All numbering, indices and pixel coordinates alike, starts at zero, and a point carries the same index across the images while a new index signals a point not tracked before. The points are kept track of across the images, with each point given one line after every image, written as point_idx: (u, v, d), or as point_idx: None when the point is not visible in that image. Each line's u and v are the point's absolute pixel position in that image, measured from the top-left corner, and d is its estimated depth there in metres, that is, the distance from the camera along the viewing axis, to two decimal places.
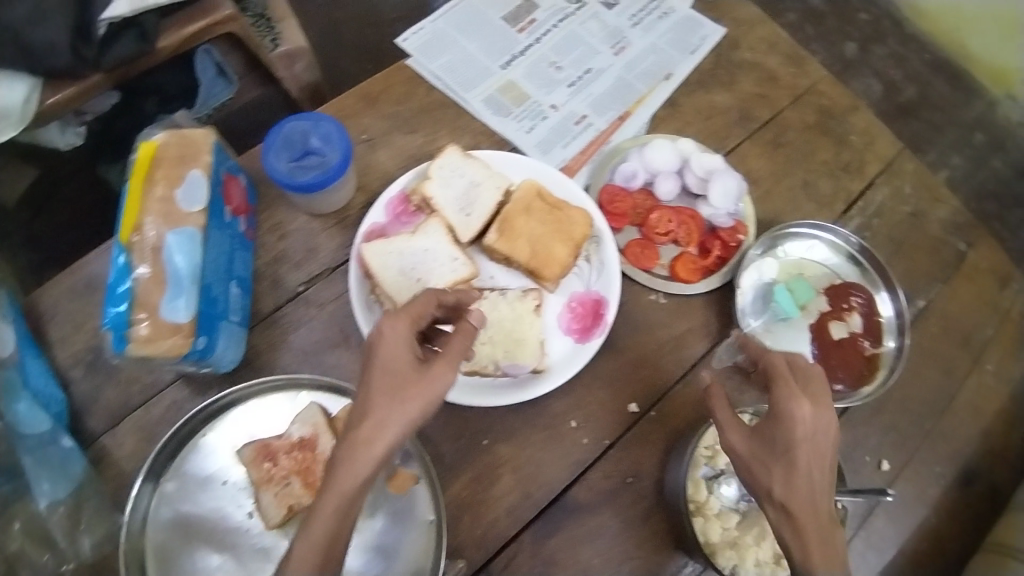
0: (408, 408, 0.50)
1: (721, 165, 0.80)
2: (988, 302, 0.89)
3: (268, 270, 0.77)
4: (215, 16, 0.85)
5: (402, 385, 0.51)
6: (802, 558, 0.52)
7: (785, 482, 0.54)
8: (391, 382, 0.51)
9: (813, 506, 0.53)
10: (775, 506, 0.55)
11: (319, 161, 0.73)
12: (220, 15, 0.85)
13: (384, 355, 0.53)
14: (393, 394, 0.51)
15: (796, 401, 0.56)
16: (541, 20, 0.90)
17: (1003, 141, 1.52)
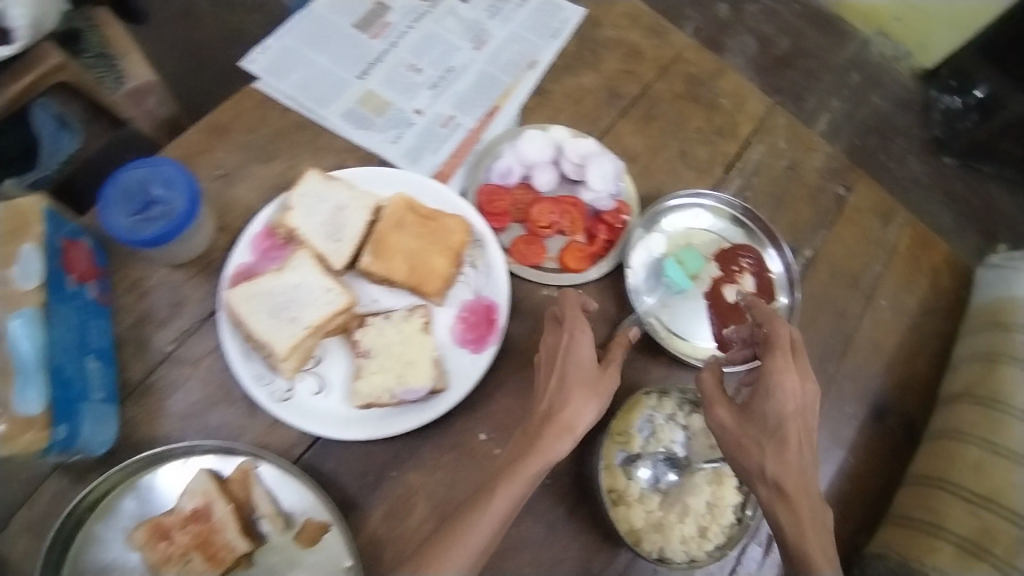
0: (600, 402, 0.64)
1: (596, 148, 0.79)
2: (873, 240, 0.91)
3: (132, 334, 0.71)
4: (43, 69, 0.78)
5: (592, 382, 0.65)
6: (797, 535, 0.56)
7: (777, 458, 0.58)
8: (585, 379, 0.65)
9: (802, 481, 0.58)
10: (766, 484, 0.59)
11: (164, 210, 0.67)
12: (48, 67, 0.78)
13: (576, 358, 0.66)
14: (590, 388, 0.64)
15: (785, 373, 0.60)
16: (394, 23, 0.86)
17: (878, 79, 1.59)
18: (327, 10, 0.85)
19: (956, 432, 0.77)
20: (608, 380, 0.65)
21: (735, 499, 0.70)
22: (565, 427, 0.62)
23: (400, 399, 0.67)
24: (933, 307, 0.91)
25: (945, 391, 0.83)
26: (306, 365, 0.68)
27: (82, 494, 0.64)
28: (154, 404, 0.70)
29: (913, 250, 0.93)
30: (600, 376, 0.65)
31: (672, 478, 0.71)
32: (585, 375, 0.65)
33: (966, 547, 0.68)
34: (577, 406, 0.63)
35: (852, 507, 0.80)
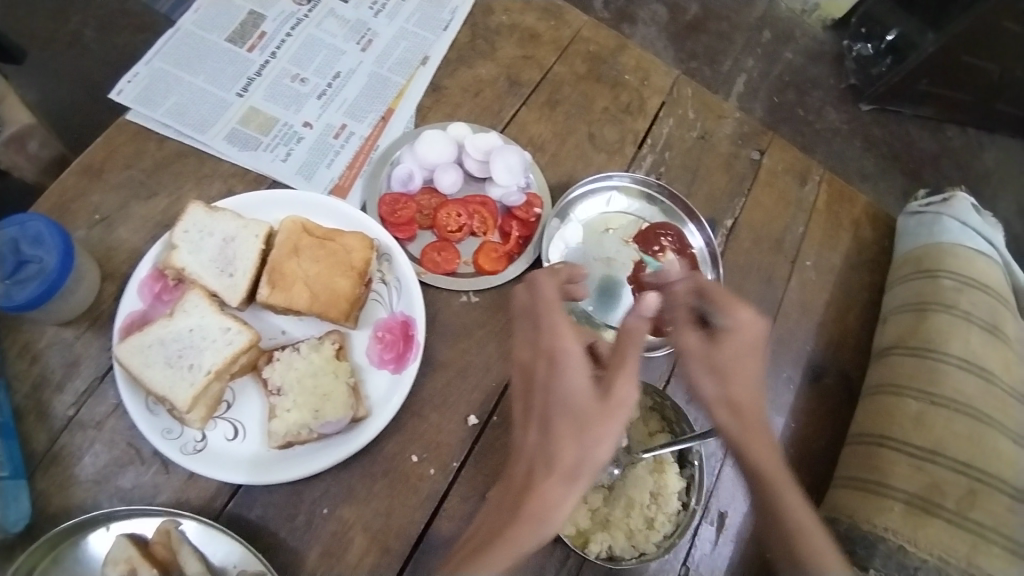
0: (602, 444, 0.51)
1: (498, 142, 0.77)
2: (791, 200, 0.91)
3: (30, 402, 0.65)
4: None
5: (588, 424, 0.52)
6: (751, 455, 0.56)
7: (719, 387, 0.57)
8: (578, 419, 0.52)
9: (755, 403, 0.57)
10: (723, 411, 0.57)
11: (37, 269, 0.61)
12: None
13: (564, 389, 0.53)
14: (583, 433, 0.51)
15: (682, 333, 0.59)
16: (271, 32, 0.81)
17: (789, 35, 1.60)
18: (197, 26, 0.80)
19: (893, 385, 0.77)
20: (611, 412, 0.52)
21: (679, 485, 0.69)
22: (551, 494, 0.51)
23: (321, 433, 0.63)
24: (858, 260, 0.92)
25: (877, 344, 0.84)
26: (217, 411, 0.63)
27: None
28: (62, 473, 0.63)
29: (832, 206, 0.93)
30: (596, 409, 0.52)
31: (615, 472, 0.69)
32: (574, 418, 0.52)
33: (916, 502, 0.68)
34: (570, 457, 0.51)
35: (798, 472, 0.79)
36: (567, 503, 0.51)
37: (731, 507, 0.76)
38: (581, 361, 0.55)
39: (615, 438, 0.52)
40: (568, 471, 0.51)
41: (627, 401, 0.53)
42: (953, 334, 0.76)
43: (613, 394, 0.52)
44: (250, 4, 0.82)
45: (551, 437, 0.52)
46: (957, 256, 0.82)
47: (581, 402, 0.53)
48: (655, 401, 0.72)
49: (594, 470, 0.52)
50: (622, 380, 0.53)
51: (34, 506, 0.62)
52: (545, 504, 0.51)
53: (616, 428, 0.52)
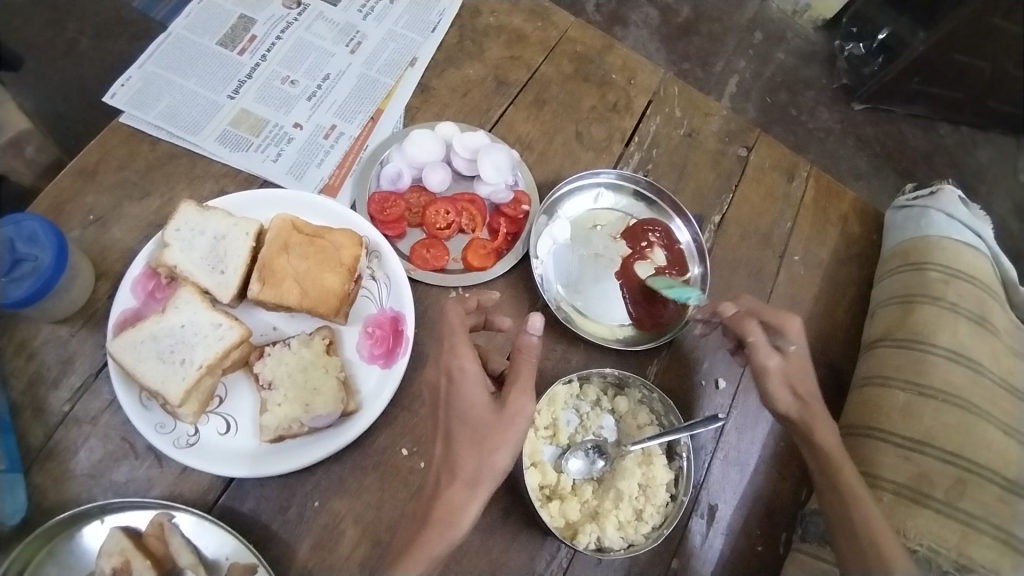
0: (497, 453, 0.57)
1: (486, 141, 0.78)
2: (779, 195, 0.92)
3: (26, 399, 0.66)
4: None
5: (485, 434, 0.58)
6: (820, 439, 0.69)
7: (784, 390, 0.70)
8: (474, 432, 0.58)
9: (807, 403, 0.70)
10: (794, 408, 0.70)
11: (31, 267, 0.63)
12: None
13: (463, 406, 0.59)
14: (482, 444, 0.57)
15: (767, 356, 0.70)
16: (262, 36, 0.83)
17: (780, 35, 1.62)
18: (189, 30, 0.81)
19: (879, 376, 0.78)
20: (506, 423, 0.58)
21: (667, 477, 0.69)
22: (456, 501, 0.57)
23: (311, 427, 0.64)
24: (847, 255, 0.92)
25: (866, 337, 0.84)
26: (209, 406, 0.64)
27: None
28: (58, 468, 0.64)
29: (819, 201, 0.94)
30: (492, 421, 0.58)
31: (601, 465, 0.70)
32: (473, 431, 0.58)
33: (905, 491, 0.68)
34: (472, 466, 0.57)
35: (789, 464, 0.79)
36: (470, 508, 0.57)
37: (721, 499, 0.76)
38: (478, 377, 0.60)
39: (512, 446, 0.58)
40: (470, 478, 0.57)
41: (521, 412, 0.59)
42: (940, 326, 0.76)
43: (507, 407, 0.58)
44: (240, 9, 0.84)
45: (453, 448, 0.58)
46: (944, 249, 0.82)
47: (477, 415, 0.58)
48: (644, 394, 0.72)
49: (494, 477, 0.58)
50: (516, 393, 0.59)
51: (30, 500, 0.63)
52: (450, 509, 0.57)
53: (512, 437, 0.58)
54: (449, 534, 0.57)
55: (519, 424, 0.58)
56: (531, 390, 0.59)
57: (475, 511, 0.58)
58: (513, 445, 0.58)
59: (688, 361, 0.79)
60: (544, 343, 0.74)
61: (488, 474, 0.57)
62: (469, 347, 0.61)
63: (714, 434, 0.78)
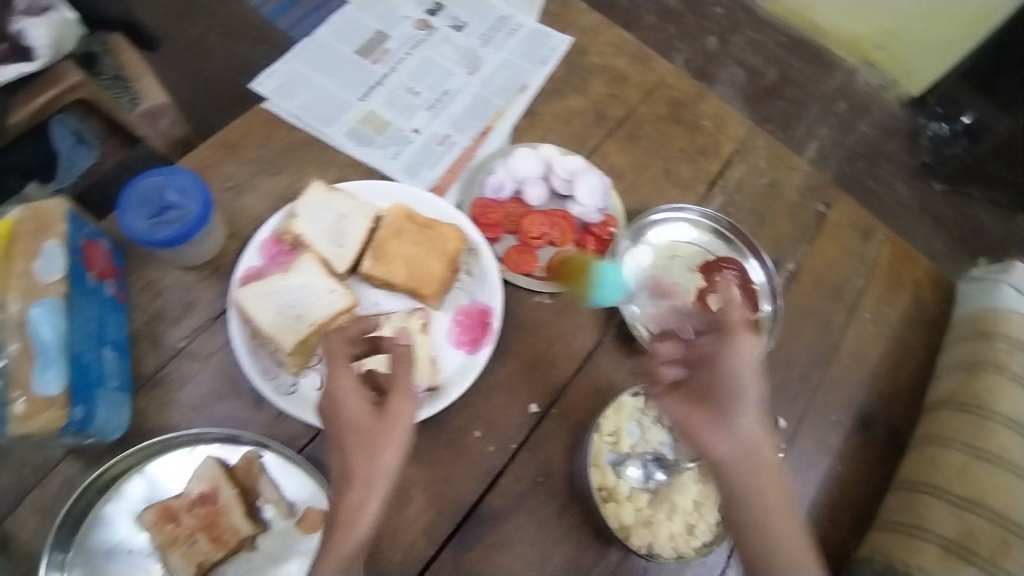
0: (388, 450, 0.57)
1: (583, 164, 0.85)
2: (852, 253, 0.95)
3: (146, 330, 0.76)
4: (66, 84, 0.90)
5: (373, 436, 0.57)
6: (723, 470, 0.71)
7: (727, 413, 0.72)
8: (361, 435, 0.57)
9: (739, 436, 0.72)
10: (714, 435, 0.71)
11: (178, 215, 0.71)
12: (70, 82, 0.91)
13: (346, 415, 0.59)
14: (369, 444, 0.57)
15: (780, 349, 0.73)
16: (393, 50, 0.93)
17: (866, 107, 1.64)
18: (332, 38, 0.92)
19: (940, 438, 0.79)
20: (396, 419, 0.59)
21: (722, 498, 0.72)
22: (358, 501, 0.55)
23: None
24: (915, 319, 0.94)
25: (930, 399, 0.86)
26: (311, 362, 0.72)
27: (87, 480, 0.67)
28: (165, 396, 0.73)
29: (893, 265, 0.96)
30: (373, 424, 0.58)
31: (661, 477, 0.73)
32: (359, 434, 0.58)
33: (949, 546, 0.70)
34: (370, 462, 0.56)
35: (837, 513, 0.81)
36: (370, 506, 0.55)
37: None
38: (356, 389, 0.61)
39: (400, 445, 0.58)
40: (365, 478, 0.56)
41: (404, 411, 0.59)
42: (1004, 395, 0.78)
43: (388, 409, 0.59)
44: (377, 25, 0.95)
45: (346, 455, 0.57)
46: (1016, 322, 0.84)
47: (356, 422, 0.58)
48: (707, 417, 0.75)
49: (389, 475, 0.56)
50: (397, 396, 0.60)
51: (135, 419, 0.72)
52: (351, 509, 0.55)
53: (396, 438, 0.58)
54: (354, 535, 0.53)
55: (405, 422, 0.59)
56: (410, 392, 0.61)
57: (374, 513, 0.55)
58: (400, 444, 0.58)
59: None
60: (614, 357, 0.79)
61: (382, 473, 0.56)
62: (346, 365, 0.62)
63: (769, 470, 0.80)
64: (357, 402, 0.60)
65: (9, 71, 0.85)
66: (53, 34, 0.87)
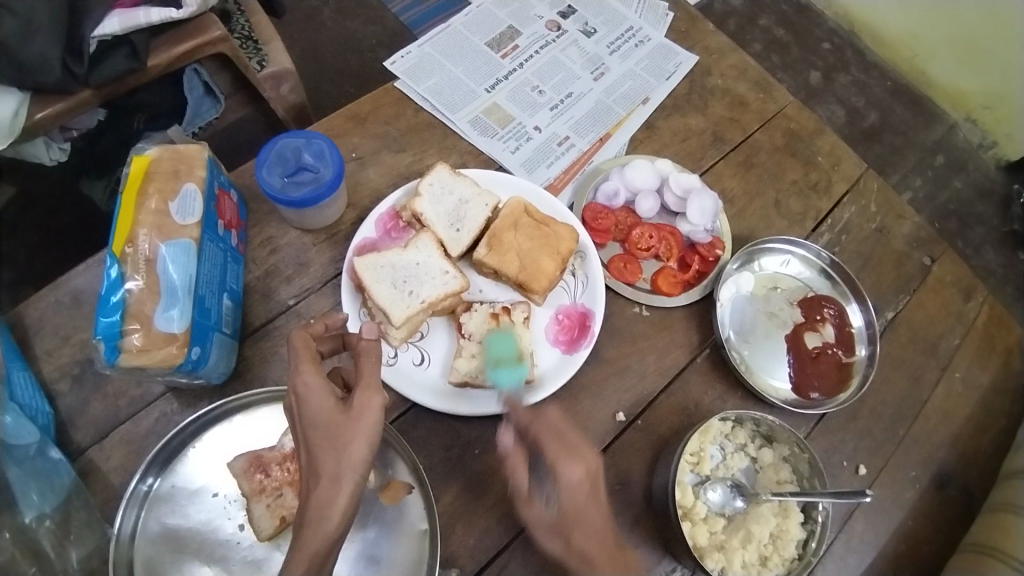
0: (353, 445, 0.56)
1: (699, 184, 0.84)
2: (953, 312, 0.92)
3: (259, 284, 0.79)
4: (206, 37, 0.90)
5: (338, 432, 0.56)
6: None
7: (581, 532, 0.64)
8: (327, 431, 0.56)
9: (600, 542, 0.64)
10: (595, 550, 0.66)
11: (312, 177, 0.75)
12: (211, 36, 0.90)
13: (312, 412, 0.57)
14: (334, 441, 0.56)
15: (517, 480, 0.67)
16: (523, 47, 0.95)
17: (963, 163, 1.60)
18: (466, 28, 0.95)
19: (1010, 504, 0.80)
20: (360, 414, 0.57)
21: (800, 535, 0.71)
22: (324, 499, 0.54)
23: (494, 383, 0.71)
24: (1004, 388, 0.91)
25: (1003, 468, 0.86)
26: (412, 337, 0.74)
27: (185, 421, 0.70)
28: (268, 349, 0.76)
29: (989, 328, 0.94)
30: (341, 419, 0.57)
31: (739, 505, 0.73)
32: (326, 430, 0.56)
33: None
34: (336, 459, 0.55)
35: (901, 568, 0.81)
36: (340, 502, 0.55)
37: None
38: (323, 384, 0.58)
39: (369, 438, 0.57)
40: (333, 474, 0.55)
41: (372, 406, 0.57)
42: None
43: (354, 404, 0.57)
44: (510, 21, 0.97)
45: (313, 451, 0.56)
46: None
47: (324, 418, 0.57)
48: (791, 453, 0.74)
49: (357, 470, 0.56)
50: (364, 390, 0.58)
51: (236, 367, 0.75)
52: (319, 507, 0.54)
53: (366, 430, 0.57)
54: (324, 531, 0.53)
55: (371, 416, 0.57)
56: (377, 384, 0.58)
57: (344, 506, 0.55)
58: (369, 437, 0.57)
59: (832, 439, 0.81)
60: (704, 379, 0.79)
61: (349, 466, 0.55)
62: (314, 361, 0.59)
63: (843, 515, 0.79)
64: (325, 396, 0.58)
65: (155, 15, 0.86)
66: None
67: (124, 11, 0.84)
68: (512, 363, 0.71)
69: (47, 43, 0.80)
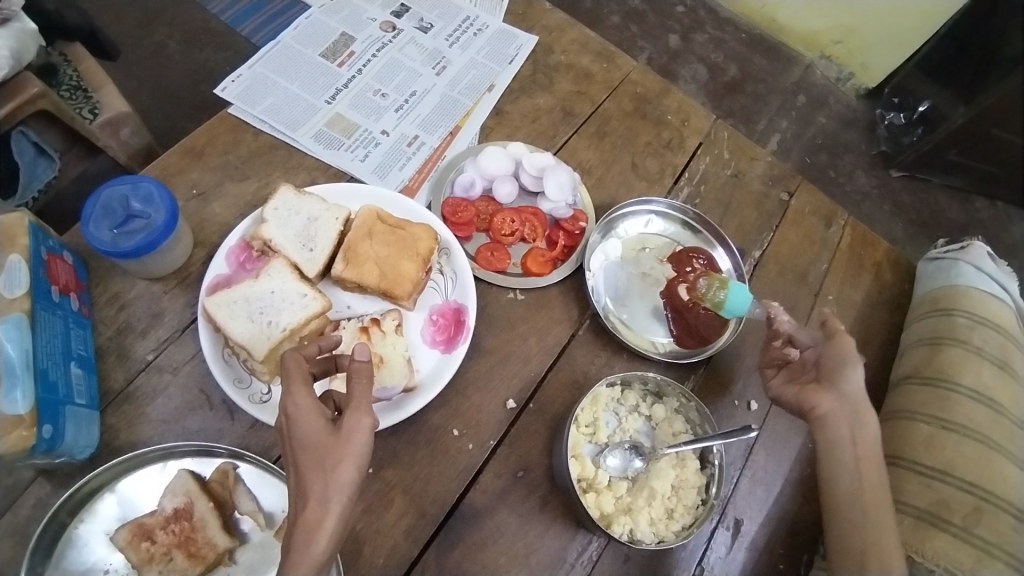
0: (341, 467, 0.52)
1: (552, 161, 0.85)
2: (816, 240, 0.97)
3: (113, 343, 0.74)
4: (23, 96, 0.87)
5: (324, 454, 0.53)
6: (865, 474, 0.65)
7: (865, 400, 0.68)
8: (314, 454, 0.53)
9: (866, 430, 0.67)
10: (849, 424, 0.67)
11: (144, 223, 0.70)
12: (29, 93, 0.87)
13: (299, 433, 0.54)
14: (322, 462, 0.53)
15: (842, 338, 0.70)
16: (359, 53, 0.94)
17: (823, 99, 1.69)
18: (297, 42, 0.92)
19: (905, 411, 0.83)
20: (353, 435, 0.54)
21: (700, 481, 0.73)
22: (312, 526, 0.51)
23: (376, 398, 0.70)
24: (875, 301, 0.96)
25: (893, 375, 0.89)
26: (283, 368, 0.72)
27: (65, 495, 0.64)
28: (134, 410, 0.72)
29: (854, 248, 0.99)
30: (330, 441, 0.54)
31: (638, 465, 0.74)
32: (317, 452, 0.53)
33: (925, 515, 0.73)
34: (328, 484, 0.52)
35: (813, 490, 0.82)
36: (330, 526, 0.51)
37: (746, 514, 0.79)
38: (314, 405, 0.56)
39: (357, 460, 0.53)
40: (320, 497, 0.52)
41: (365, 429, 0.54)
42: (965, 367, 0.82)
43: (342, 424, 0.54)
44: (342, 27, 0.95)
45: (299, 475, 0.53)
46: (970, 297, 0.88)
47: (315, 440, 0.54)
48: (681, 404, 0.77)
49: (345, 494, 0.52)
50: (352, 410, 0.55)
51: (103, 437, 0.70)
52: (307, 529, 0.51)
53: (354, 452, 0.53)
54: (312, 555, 0.50)
55: (361, 438, 0.54)
56: (367, 404, 0.55)
57: (332, 531, 0.51)
58: (358, 459, 0.53)
59: (722, 382, 0.83)
60: (588, 350, 0.80)
61: (337, 490, 0.52)
62: (306, 382, 0.57)
63: (740, 453, 0.82)
64: (323, 419, 0.55)
65: None
66: (12, 42, 0.86)
67: None
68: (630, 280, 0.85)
69: None
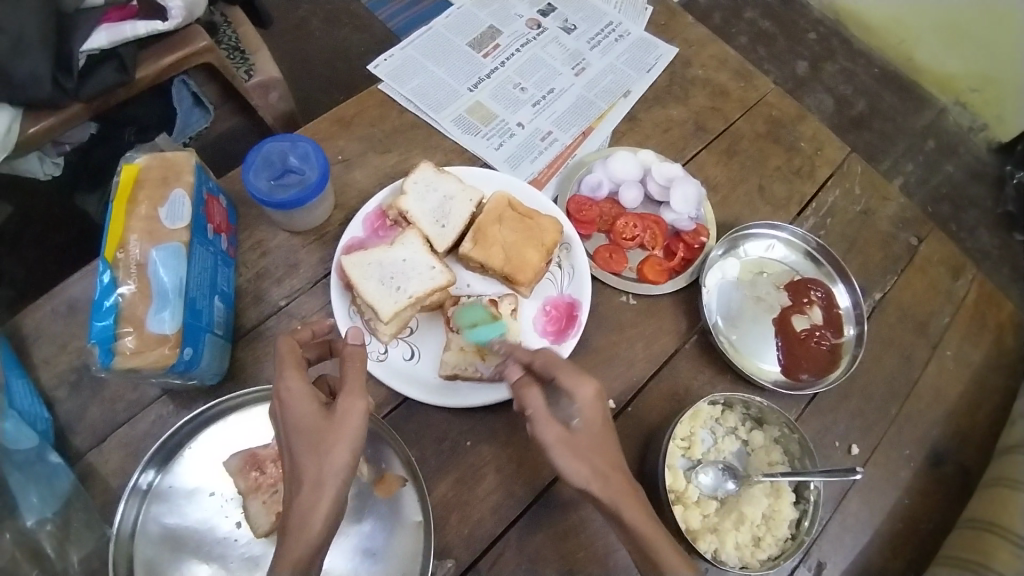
0: (335, 451, 0.55)
1: (681, 172, 0.85)
2: (941, 291, 0.92)
3: (251, 286, 0.80)
4: (191, 48, 0.88)
5: (320, 437, 0.55)
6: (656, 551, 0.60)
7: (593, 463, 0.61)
8: (309, 437, 0.55)
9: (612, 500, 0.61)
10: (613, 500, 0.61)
11: (299, 179, 0.75)
12: (196, 46, 0.88)
13: (294, 416, 0.57)
14: (315, 447, 0.55)
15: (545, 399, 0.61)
16: (504, 46, 0.97)
17: (955, 147, 1.60)
18: (447, 29, 0.96)
19: (1007, 478, 0.78)
20: (342, 420, 0.56)
21: (791, 515, 0.72)
22: (304, 509, 0.54)
23: (484, 374, 0.72)
24: (997, 364, 0.91)
25: (999, 442, 0.85)
26: (402, 333, 0.76)
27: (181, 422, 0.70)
28: (261, 349, 0.77)
29: (981, 305, 0.93)
30: (323, 425, 0.56)
31: (731, 487, 0.73)
32: (307, 436, 0.55)
33: None
34: (317, 468, 0.54)
35: (902, 547, 0.80)
36: (321, 511, 0.54)
37: (831, 557, 0.77)
38: (305, 389, 0.57)
39: (351, 443, 0.56)
40: (314, 481, 0.54)
41: (353, 415, 0.56)
42: None
43: (337, 408, 0.56)
44: (491, 20, 0.98)
45: (293, 458, 0.55)
46: None
47: (308, 423, 0.56)
48: (782, 434, 0.75)
49: (339, 477, 0.55)
50: (346, 394, 0.57)
51: (230, 370, 0.76)
52: (301, 512, 0.54)
53: (349, 435, 0.56)
54: (307, 540, 0.52)
55: (354, 421, 0.56)
56: (360, 388, 0.57)
57: (328, 512, 0.54)
58: (352, 443, 0.56)
59: (823, 421, 0.81)
60: (692, 364, 0.80)
61: (331, 474, 0.54)
62: (299, 366, 0.59)
63: (835, 496, 0.79)
64: (312, 403, 0.57)
65: (141, 28, 0.84)
66: None
67: (112, 25, 0.83)
68: (487, 321, 0.74)
69: (37, 56, 0.78)
